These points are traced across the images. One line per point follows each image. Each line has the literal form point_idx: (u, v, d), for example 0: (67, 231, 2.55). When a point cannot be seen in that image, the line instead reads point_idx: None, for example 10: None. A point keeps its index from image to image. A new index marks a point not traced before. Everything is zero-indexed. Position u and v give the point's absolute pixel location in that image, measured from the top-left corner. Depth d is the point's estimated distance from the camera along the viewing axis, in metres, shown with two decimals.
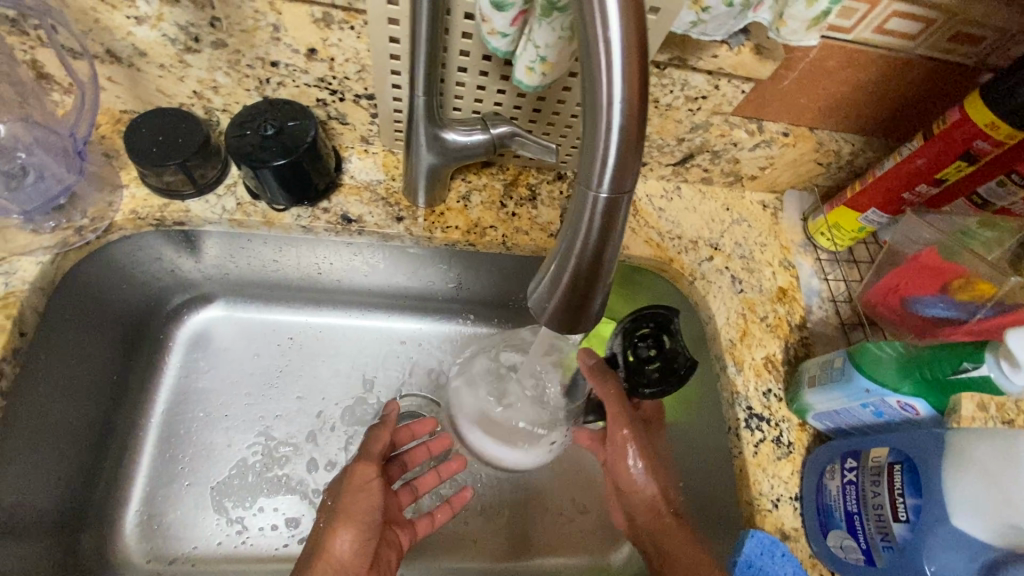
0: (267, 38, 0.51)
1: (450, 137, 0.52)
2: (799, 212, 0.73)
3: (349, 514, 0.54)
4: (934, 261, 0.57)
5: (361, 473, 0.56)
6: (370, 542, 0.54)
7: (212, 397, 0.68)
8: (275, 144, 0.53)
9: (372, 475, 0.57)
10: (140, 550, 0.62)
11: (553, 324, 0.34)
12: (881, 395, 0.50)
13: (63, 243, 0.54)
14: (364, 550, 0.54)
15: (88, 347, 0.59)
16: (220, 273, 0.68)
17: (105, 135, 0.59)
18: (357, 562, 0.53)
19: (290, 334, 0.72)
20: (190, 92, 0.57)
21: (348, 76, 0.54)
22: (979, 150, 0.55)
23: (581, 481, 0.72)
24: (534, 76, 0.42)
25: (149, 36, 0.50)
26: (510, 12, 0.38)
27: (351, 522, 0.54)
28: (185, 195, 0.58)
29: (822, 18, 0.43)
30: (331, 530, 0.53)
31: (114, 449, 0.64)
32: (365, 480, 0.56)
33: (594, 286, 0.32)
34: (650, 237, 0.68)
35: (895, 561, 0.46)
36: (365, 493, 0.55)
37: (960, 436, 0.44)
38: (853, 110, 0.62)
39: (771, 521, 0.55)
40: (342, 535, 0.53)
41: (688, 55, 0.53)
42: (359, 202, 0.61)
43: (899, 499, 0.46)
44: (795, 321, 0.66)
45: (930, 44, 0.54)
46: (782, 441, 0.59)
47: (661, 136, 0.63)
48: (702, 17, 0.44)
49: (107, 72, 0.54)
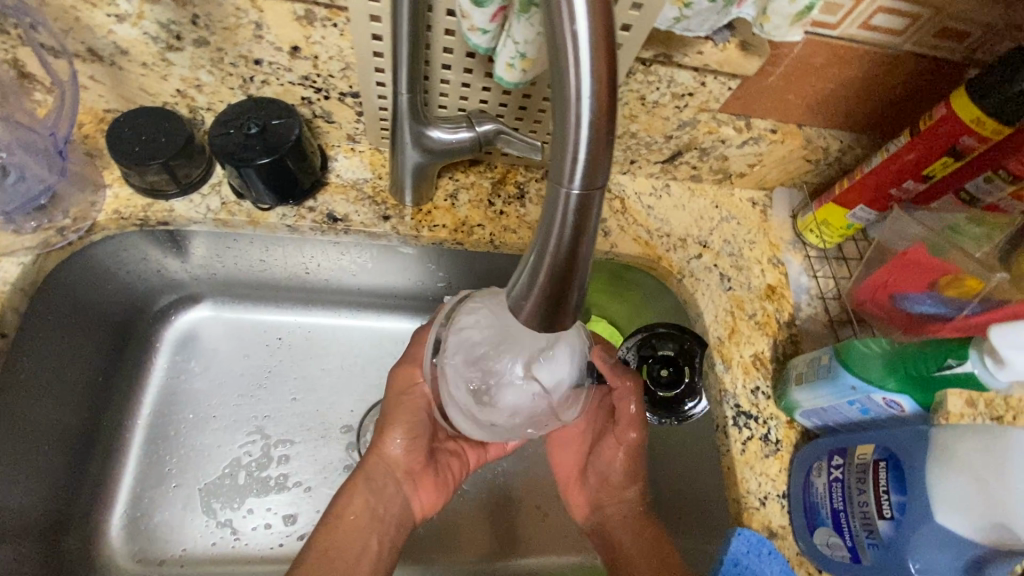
0: (249, 36, 0.50)
1: (434, 134, 0.51)
2: (788, 210, 0.73)
3: (395, 417, 0.57)
4: (920, 257, 0.57)
5: (406, 375, 0.57)
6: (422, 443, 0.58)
7: (199, 398, 0.68)
8: (258, 142, 0.53)
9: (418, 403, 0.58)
10: (126, 552, 0.62)
11: (531, 323, 0.33)
12: (867, 391, 0.50)
13: (45, 243, 0.54)
14: (412, 452, 0.58)
15: (72, 347, 0.59)
16: (207, 273, 0.67)
17: (88, 135, 0.58)
18: (409, 457, 0.57)
19: (278, 334, 0.72)
20: (174, 91, 0.56)
21: (332, 74, 0.54)
22: (964, 146, 0.55)
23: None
24: (516, 73, 0.41)
25: (130, 34, 0.50)
26: (489, 9, 0.38)
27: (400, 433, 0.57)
28: (169, 195, 0.57)
29: (804, 13, 0.43)
30: (384, 432, 0.57)
31: (101, 451, 0.64)
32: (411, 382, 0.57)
33: (570, 284, 0.32)
34: (639, 235, 0.68)
35: (880, 559, 0.46)
36: (408, 396, 0.57)
37: (944, 433, 0.44)
38: (840, 107, 0.61)
39: (758, 519, 0.55)
40: (394, 436, 0.57)
41: (673, 52, 0.53)
42: (345, 201, 0.61)
43: (884, 496, 0.46)
44: (784, 318, 0.65)
45: (916, 40, 0.54)
46: (770, 438, 0.59)
47: (648, 134, 0.63)
48: (684, 13, 0.44)
49: (88, 71, 0.53)
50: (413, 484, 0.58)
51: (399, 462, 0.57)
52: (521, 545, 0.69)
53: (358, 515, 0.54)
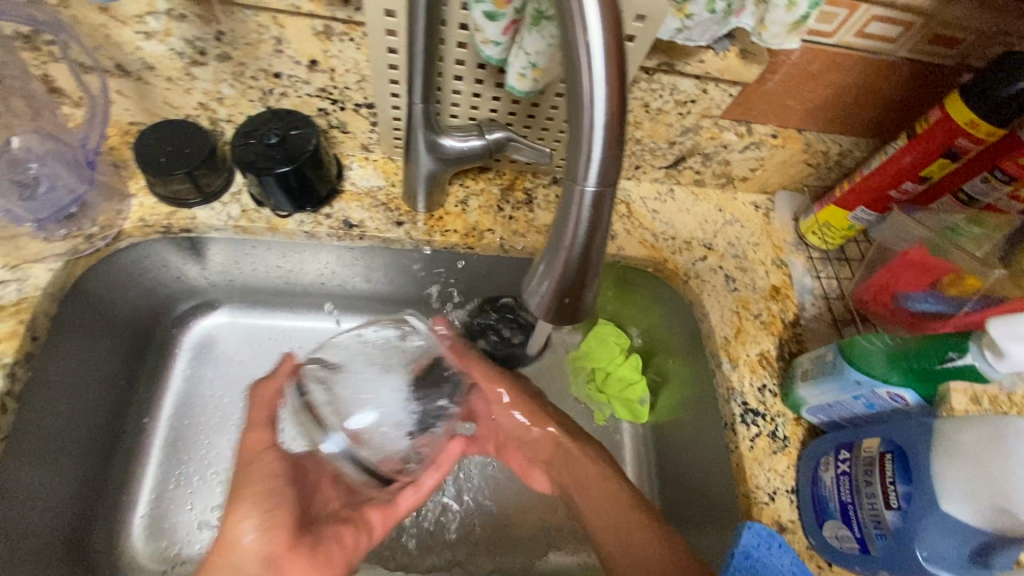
0: (270, 50, 0.53)
1: (447, 142, 0.53)
2: (790, 213, 0.74)
3: (243, 495, 0.50)
4: (922, 257, 0.58)
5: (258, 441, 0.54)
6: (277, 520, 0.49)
7: (217, 402, 0.70)
8: (278, 152, 0.55)
9: (241, 513, 0.49)
10: (147, 552, 0.63)
11: (548, 317, 0.35)
12: (871, 386, 0.51)
13: (73, 250, 0.56)
14: (273, 534, 0.48)
15: (97, 351, 0.61)
16: (226, 279, 0.69)
17: (114, 146, 0.61)
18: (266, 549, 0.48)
19: (293, 337, 0.74)
20: (196, 104, 0.59)
21: (348, 85, 0.56)
22: (961, 147, 0.56)
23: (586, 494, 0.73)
24: (527, 82, 0.43)
25: (158, 50, 0.52)
26: (501, 22, 0.40)
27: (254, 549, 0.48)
28: (191, 204, 0.59)
29: (801, 21, 0.45)
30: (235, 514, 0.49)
31: (122, 454, 0.65)
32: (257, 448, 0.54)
33: (586, 277, 0.33)
34: (644, 238, 0.69)
35: (888, 549, 0.47)
36: (257, 462, 0.52)
37: (948, 424, 0.45)
38: (839, 111, 0.63)
39: (768, 514, 0.56)
40: (244, 521, 0.48)
41: (676, 61, 0.55)
42: (360, 207, 0.63)
43: (890, 486, 0.47)
44: (788, 318, 0.67)
45: (910, 47, 0.56)
46: (778, 435, 0.60)
47: (652, 140, 0.65)
48: (686, 24, 0.46)
49: (116, 86, 0.56)
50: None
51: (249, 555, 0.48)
52: (535, 548, 0.70)
53: None
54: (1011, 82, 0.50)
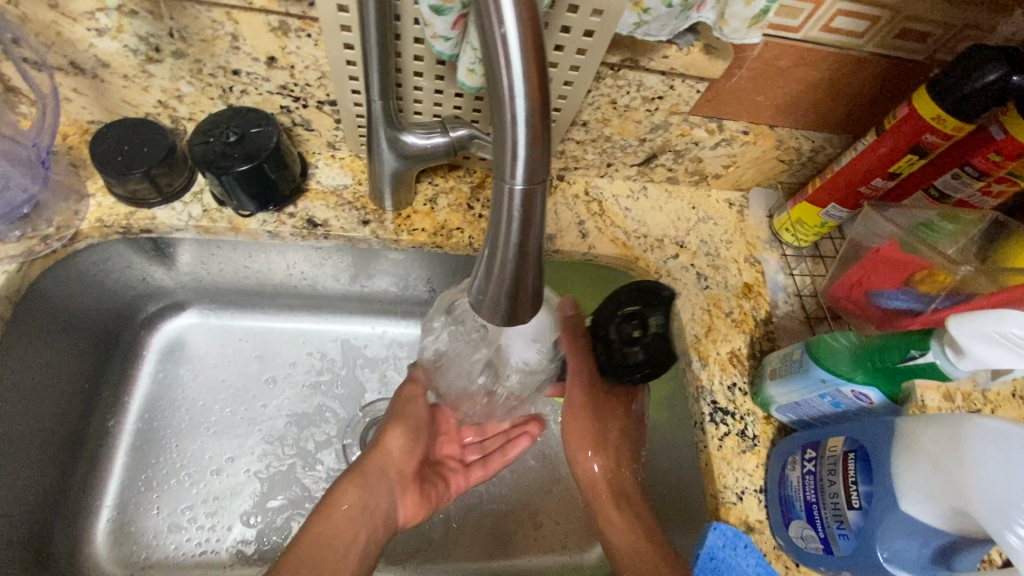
0: (226, 47, 0.52)
1: (408, 140, 0.52)
2: (764, 210, 0.74)
3: (398, 418, 0.63)
4: (893, 254, 0.58)
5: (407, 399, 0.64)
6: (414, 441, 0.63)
7: (184, 404, 0.69)
8: (237, 150, 0.54)
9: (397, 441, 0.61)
10: (112, 558, 0.62)
11: (492, 318, 0.35)
12: (836, 384, 0.51)
13: (28, 252, 0.55)
14: (409, 453, 0.62)
15: (57, 354, 0.60)
16: (192, 280, 0.69)
17: (73, 146, 0.60)
18: (402, 457, 0.61)
19: (264, 338, 0.73)
20: (155, 102, 0.58)
21: (309, 82, 0.55)
22: (929, 143, 0.56)
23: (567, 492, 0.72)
24: (478, 77, 0.43)
25: (111, 47, 0.51)
26: (450, 17, 0.39)
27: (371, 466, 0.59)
28: (151, 204, 0.58)
29: (760, 16, 0.44)
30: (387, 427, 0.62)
31: (87, 458, 0.64)
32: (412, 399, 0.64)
33: (525, 276, 0.33)
34: (616, 236, 0.69)
35: (851, 549, 0.47)
36: (412, 402, 0.64)
37: (909, 423, 0.45)
38: (809, 107, 0.63)
39: (736, 513, 0.56)
40: (396, 432, 0.62)
41: (640, 56, 0.54)
42: (325, 206, 0.62)
43: (853, 486, 0.47)
44: (761, 315, 0.66)
45: (878, 42, 0.55)
46: (747, 434, 0.59)
47: (622, 137, 0.64)
48: (644, 18, 0.45)
49: (71, 84, 0.55)
50: (403, 487, 0.60)
51: (394, 459, 0.61)
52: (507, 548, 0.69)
53: (349, 512, 0.55)
54: (985, 73, 0.49)
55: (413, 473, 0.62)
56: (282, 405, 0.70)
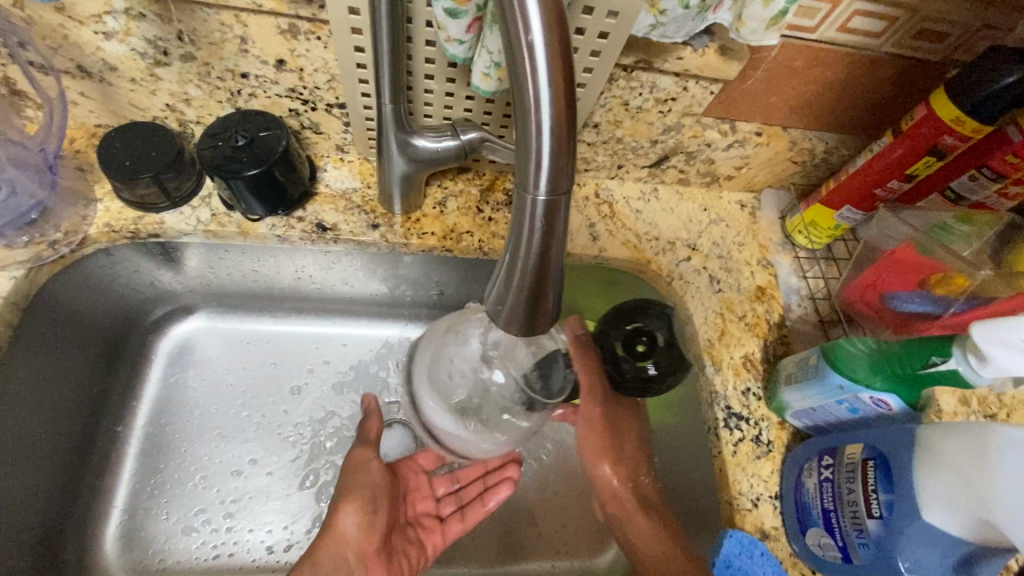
0: (235, 50, 0.51)
1: (419, 144, 0.52)
2: (777, 212, 0.73)
3: (350, 492, 0.58)
4: (909, 256, 0.57)
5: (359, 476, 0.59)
6: (375, 519, 0.59)
7: (192, 409, 0.68)
8: (245, 154, 0.53)
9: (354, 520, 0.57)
10: (121, 564, 0.62)
11: (510, 327, 0.34)
12: (854, 391, 0.50)
13: (36, 257, 0.54)
14: (371, 530, 0.58)
15: (65, 361, 0.59)
16: (200, 284, 0.68)
17: (80, 150, 0.59)
18: (362, 536, 0.57)
19: (272, 343, 0.72)
20: (163, 105, 0.57)
21: (318, 85, 0.55)
22: (947, 145, 0.55)
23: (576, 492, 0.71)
24: (493, 81, 0.42)
25: (118, 50, 0.51)
26: (465, 19, 0.38)
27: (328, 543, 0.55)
28: (159, 208, 0.58)
29: (779, 18, 0.43)
30: (337, 508, 0.57)
31: (95, 464, 0.64)
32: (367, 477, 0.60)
33: (547, 287, 0.32)
34: (627, 239, 0.68)
35: (871, 558, 0.46)
36: (364, 471, 0.60)
37: (930, 431, 0.44)
38: (824, 108, 0.62)
39: (751, 520, 0.55)
40: (347, 512, 0.57)
41: (654, 58, 0.53)
42: (334, 210, 0.61)
43: (872, 495, 0.46)
44: (774, 319, 0.66)
45: (895, 42, 0.54)
46: (761, 440, 0.59)
47: (633, 139, 0.64)
48: (661, 20, 0.44)
49: (78, 87, 0.54)
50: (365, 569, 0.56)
51: (352, 542, 0.56)
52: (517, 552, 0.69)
53: None
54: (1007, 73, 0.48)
55: (377, 550, 0.58)
56: (291, 410, 0.70)
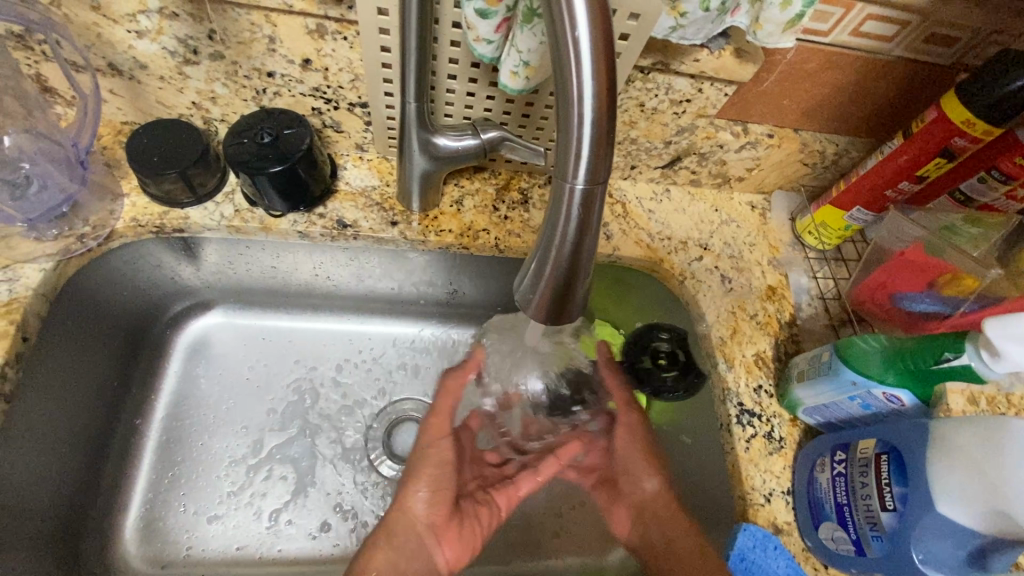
0: (263, 49, 0.52)
1: (441, 142, 0.53)
2: (786, 213, 0.74)
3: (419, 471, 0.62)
4: (918, 257, 0.58)
5: (437, 426, 0.63)
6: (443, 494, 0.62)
7: (209, 403, 0.69)
8: (271, 151, 0.55)
9: (442, 430, 0.64)
10: (139, 554, 0.63)
11: (539, 316, 0.36)
12: (867, 387, 0.51)
13: (65, 250, 0.56)
14: (436, 507, 0.61)
15: (88, 353, 0.60)
16: (219, 279, 0.69)
17: (107, 146, 0.61)
18: (427, 514, 0.61)
19: (289, 338, 0.73)
20: (189, 103, 0.58)
21: (342, 85, 0.56)
22: (958, 147, 0.56)
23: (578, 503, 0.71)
24: (519, 80, 0.43)
25: (149, 49, 0.52)
26: (494, 20, 0.40)
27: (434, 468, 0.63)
28: (184, 204, 0.59)
29: (796, 20, 0.44)
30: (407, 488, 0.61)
31: (115, 456, 0.65)
32: (439, 434, 0.63)
33: (575, 278, 0.34)
34: (641, 238, 0.69)
35: (884, 551, 0.47)
36: (436, 449, 0.63)
37: (943, 424, 0.45)
38: (835, 110, 0.63)
39: (764, 515, 0.56)
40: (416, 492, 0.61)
41: (671, 60, 0.55)
42: (354, 207, 0.63)
43: (887, 488, 0.47)
44: (785, 318, 0.67)
45: (906, 46, 0.55)
46: (773, 436, 0.60)
47: (648, 139, 0.65)
48: (680, 22, 0.46)
49: (108, 85, 0.56)
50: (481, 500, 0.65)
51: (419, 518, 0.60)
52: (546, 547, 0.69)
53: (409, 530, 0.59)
54: (1016, 78, 0.49)
55: (443, 522, 0.62)
56: (306, 407, 0.71)
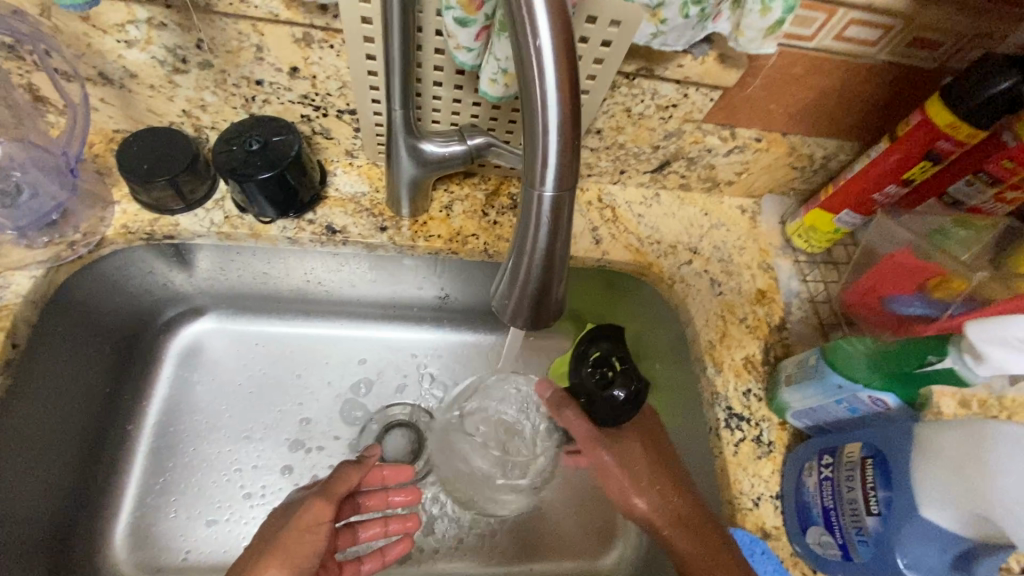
0: (251, 58, 0.53)
1: (426, 148, 0.53)
2: (777, 216, 0.74)
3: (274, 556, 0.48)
4: (908, 260, 0.57)
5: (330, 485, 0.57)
6: None
7: (201, 408, 0.69)
8: (259, 158, 0.55)
9: (327, 515, 0.51)
10: (131, 560, 0.63)
11: (515, 321, 0.36)
12: (853, 390, 0.51)
13: (55, 257, 0.56)
14: None
15: (78, 360, 0.61)
16: (210, 284, 0.69)
17: (99, 154, 0.61)
18: None
19: (281, 343, 0.74)
20: (180, 111, 0.59)
21: (330, 92, 0.57)
22: (942, 150, 0.56)
23: (576, 502, 0.71)
24: (500, 87, 0.44)
25: (139, 58, 0.53)
26: (474, 28, 0.40)
27: (283, 560, 0.48)
28: (174, 211, 0.60)
29: (776, 27, 0.45)
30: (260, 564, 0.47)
31: (107, 462, 0.65)
32: (319, 521, 0.51)
33: (549, 283, 0.34)
34: (630, 242, 0.69)
35: (869, 555, 0.47)
36: (315, 535, 0.50)
37: (926, 428, 0.45)
38: (821, 115, 0.63)
39: (752, 519, 0.56)
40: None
41: (655, 66, 0.55)
42: (343, 213, 0.63)
43: (871, 492, 0.47)
44: (774, 322, 0.67)
45: (890, 51, 0.55)
46: (762, 440, 0.60)
47: (636, 144, 0.65)
48: (661, 29, 0.46)
49: (99, 94, 0.56)
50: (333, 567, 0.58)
51: None
52: (535, 550, 0.69)
53: None
54: (998, 82, 0.49)
55: None
56: (298, 411, 0.71)
